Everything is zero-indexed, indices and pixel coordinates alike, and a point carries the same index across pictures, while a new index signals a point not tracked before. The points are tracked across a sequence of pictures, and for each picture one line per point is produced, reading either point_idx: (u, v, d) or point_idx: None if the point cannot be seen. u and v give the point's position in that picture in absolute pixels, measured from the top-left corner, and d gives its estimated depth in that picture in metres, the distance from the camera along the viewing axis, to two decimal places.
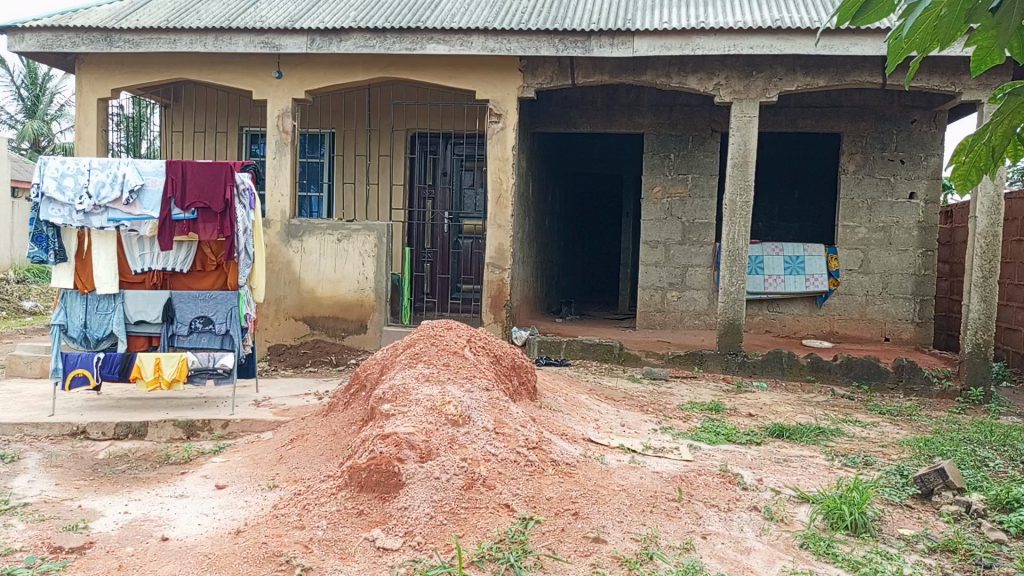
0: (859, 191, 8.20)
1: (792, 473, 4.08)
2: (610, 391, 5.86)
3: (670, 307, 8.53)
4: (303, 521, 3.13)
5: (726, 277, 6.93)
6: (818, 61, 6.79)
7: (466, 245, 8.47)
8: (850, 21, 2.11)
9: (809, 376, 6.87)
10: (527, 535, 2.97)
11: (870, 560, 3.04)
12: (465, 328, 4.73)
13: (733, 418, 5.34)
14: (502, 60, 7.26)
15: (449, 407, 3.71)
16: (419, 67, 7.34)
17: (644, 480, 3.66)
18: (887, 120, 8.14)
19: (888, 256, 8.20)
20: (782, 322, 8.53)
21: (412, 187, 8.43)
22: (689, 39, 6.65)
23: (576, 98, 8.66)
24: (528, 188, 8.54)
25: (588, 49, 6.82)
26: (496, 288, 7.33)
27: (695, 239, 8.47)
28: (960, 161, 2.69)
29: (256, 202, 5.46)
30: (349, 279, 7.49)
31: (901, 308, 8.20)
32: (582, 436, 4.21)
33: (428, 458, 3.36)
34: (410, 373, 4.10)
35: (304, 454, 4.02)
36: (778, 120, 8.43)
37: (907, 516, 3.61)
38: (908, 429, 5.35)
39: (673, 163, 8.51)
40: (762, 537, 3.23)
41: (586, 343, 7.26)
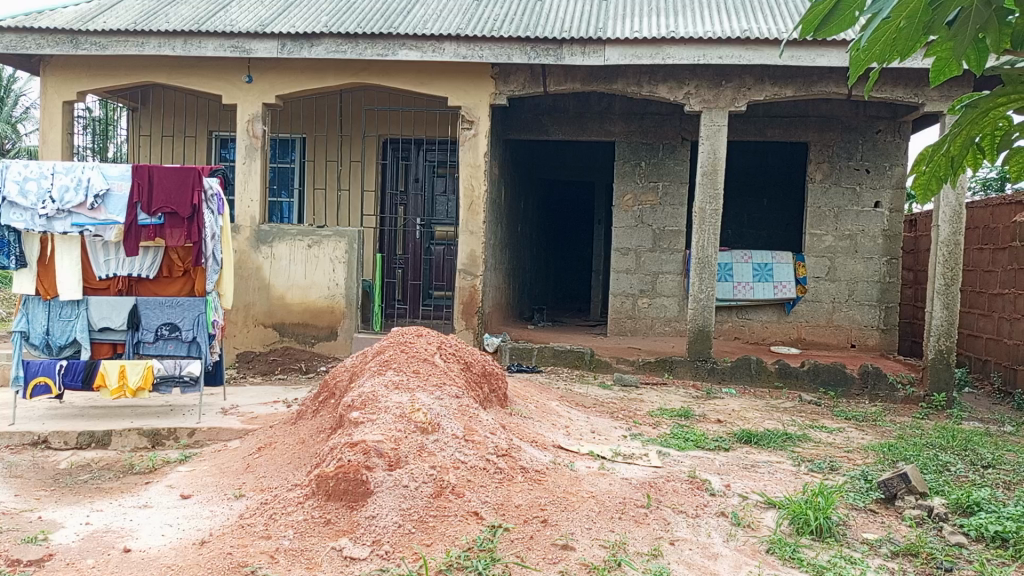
0: (826, 200, 8.33)
1: (759, 478, 4.13)
2: (580, 398, 5.89)
3: (641, 313, 8.59)
4: (270, 531, 3.10)
5: (695, 284, 6.99)
6: (786, 72, 6.90)
7: (438, 251, 8.46)
8: (813, 34, 2.16)
9: (777, 382, 6.95)
10: (496, 543, 2.96)
11: (835, 564, 3.07)
12: (435, 335, 4.71)
13: (702, 424, 5.39)
14: (474, 67, 7.28)
15: (418, 415, 3.70)
16: (391, 73, 7.33)
17: (612, 486, 3.67)
18: (853, 130, 8.28)
19: (855, 264, 8.33)
20: (750, 329, 8.62)
21: (383, 193, 8.40)
22: (659, 48, 6.72)
23: (548, 106, 8.70)
24: (500, 195, 8.55)
25: (559, 57, 6.84)
26: (468, 294, 7.32)
27: (665, 246, 8.54)
28: (920, 171, 2.74)
29: (225, 207, 5.40)
30: (319, 286, 7.44)
31: (867, 315, 8.33)
32: (552, 443, 4.21)
33: (396, 467, 3.34)
34: (379, 381, 4.08)
35: (272, 463, 3.98)
36: (747, 130, 8.54)
37: (871, 520, 3.67)
38: (872, 434, 5.43)
39: (644, 171, 8.58)
40: (730, 543, 3.25)
41: (558, 350, 7.28)
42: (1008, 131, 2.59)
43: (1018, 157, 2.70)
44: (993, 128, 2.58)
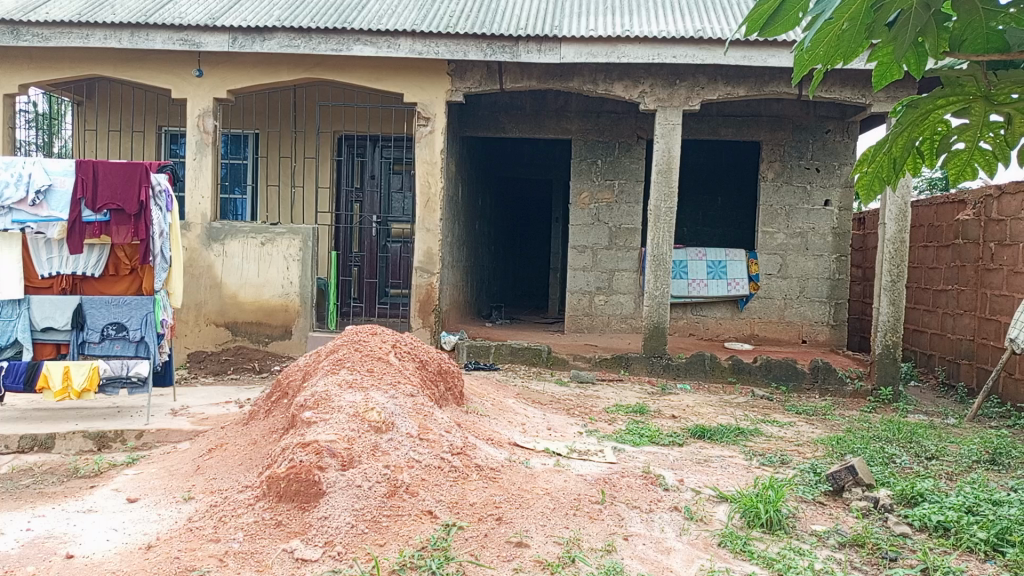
0: (778, 198, 8.48)
1: (712, 473, 4.18)
2: (537, 395, 5.90)
3: (597, 310, 8.65)
4: (219, 534, 3.04)
5: (650, 281, 7.06)
6: (738, 72, 6.99)
7: (395, 249, 8.41)
8: (759, 31, 2.17)
9: (731, 378, 7.06)
10: (449, 542, 2.95)
11: (784, 556, 3.13)
12: (390, 333, 4.67)
13: (657, 420, 5.44)
14: (430, 63, 7.24)
15: (372, 415, 3.66)
16: (346, 69, 7.24)
17: (567, 483, 3.69)
18: (803, 130, 8.45)
19: (805, 261, 8.50)
20: (704, 325, 8.74)
21: (339, 190, 8.30)
22: (615, 47, 6.76)
23: (505, 104, 8.70)
24: (457, 192, 8.52)
25: (515, 55, 6.84)
26: (424, 292, 7.28)
27: (621, 244, 8.60)
28: (863, 171, 2.77)
29: (174, 204, 5.25)
30: (273, 284, 7.32)
31: (818, 311, 8.51)
32: (508, 441, 4.21)
33: (349, 467, 3.31)
34: (332, 380, 4.03)
35: (222, 464, 3.91)
36: (701, 129, 8.65)
37: (819, 512, 3.74)
38: (822, 428, 5.55)
39: (600, 169, 8.63)
40: (683, 537, 3.28)
41: (515, 347, 7.29)
42: (946, 135, 2.64)
43: (957, 161, 2.77)
44: (933, 132, 2.63)
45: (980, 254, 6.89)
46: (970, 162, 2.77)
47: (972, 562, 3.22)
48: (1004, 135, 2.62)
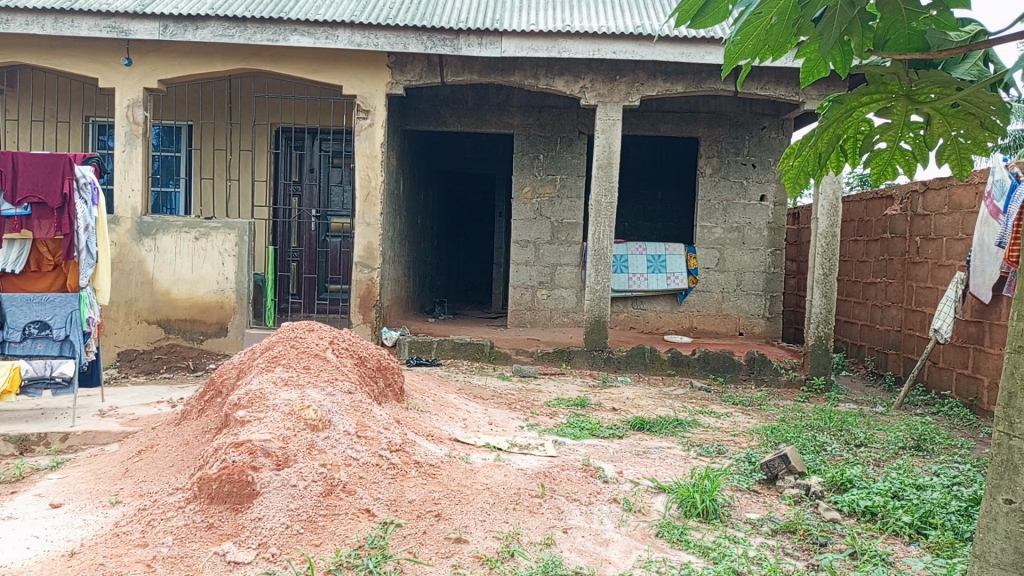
0: (715, 193, 8.62)
1: (650, 464, 4.23)
2: (478, 390, 5.89)
3: (540, 304, 8.68)
4: (147, 538, 2.94)
5: (591, 275, 7.11)
6: (677, 68, 7.09)
7: (335, 244, 8.30)
8: (689, 22, 2.08)
9: (670, 370, 7.18)
10: (387, 540, 2.92)
11: (719, 544, 3.18)
12: (328, 329, 4.60)
13: (598, 413, 5.49)
14: (370, 55, 7.14)
15: (308, 412, 3.60)
16: (283, 60, 7.09)
17: (507, 477, 3.69)
18: (740, 126, 8.62)
19: (742, 255, 8.67)
20: (644, 319, 8.87)
21: (276, 184, 8.13)
22: (555, 42, 6.77)
23: (446, 97, 8.61)
24: (398, 186, 8.44)
25: (456, 48, 6.80)
26: (365, 288, 7.20)
27: (563, 238, 8.65)
28: (789, 165, 2.71)
29: (101, 198, 5.06)
30: (207, 280, 7.14)
31: (754, 304, 8.71)
32: (448, 437, 4.18)
33: (284, 466, 3.24)
34: (267, 377, 3.95)
35: (152, 466, 3.79)
36: (641, 124, 8.74)
37: (753, 500, 3.83)
38: (757, 417, 5.68)
39: (542, 164, 8.66)
40: (621, 528, 3.32)
41: (457, 342, 7.26)
42: (869, 134, 2.61)
43: (879, 159, 2.76)
44: (856, 130, 2.59)
45: (907, 247, 7.13)
46: (892, 162, 2.77)
47: (898, 545, 3.33)
48: (924, 136, 2.61)
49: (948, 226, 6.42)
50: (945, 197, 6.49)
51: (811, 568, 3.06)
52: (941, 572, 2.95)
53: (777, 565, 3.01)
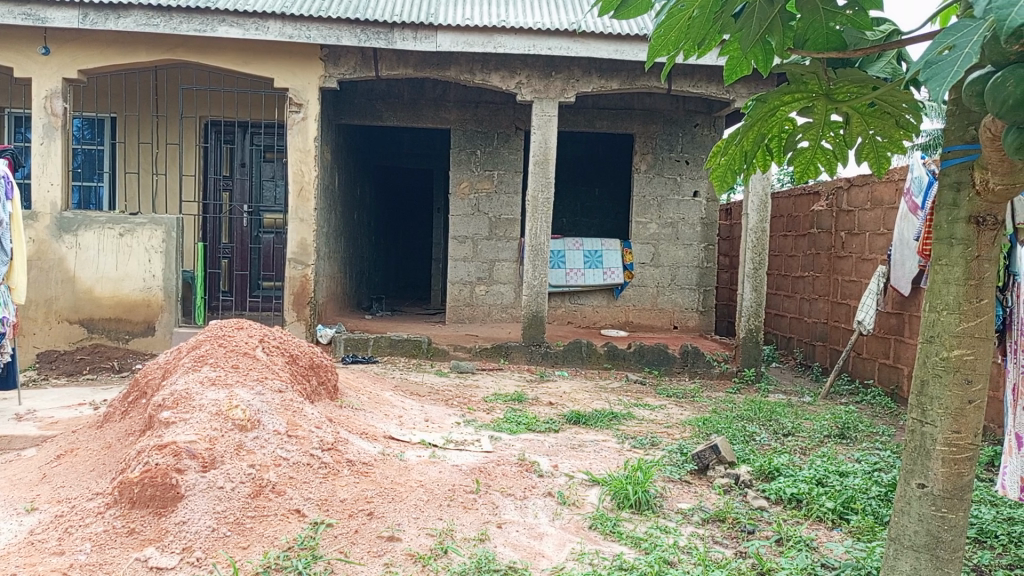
0: (650, 189, 8.75)
1: (585, 457, 4.27)
2: (415, 387, 5.85)
3: (478, 300, 8.67)
4: (63, 546, 2.82)
5: (529, 271, 7.13)
6: (612, 65, 7.13)
7: (267, 240, 8.13)
8: (613, 12, 2.10)
9: (606, 364, 7.28)
10: (318, 540, 2.87)
11: (650, 535, 3.23)
12: (258, 327, 4.50)
13: (534, 407, 5.52)
14: (302, 47, 7.00)
15: (236, 413, 3.51)
16: (211, 50, 6.89)
17: (442, 474, 3.67)
18: (673, 123, 8.76)
19: (676, 250, 8.83)
20: (582, 314, 8.94)
21: (205, 178, 7.93)
22: (491, 37, 6.75)
23: (382, 91, 8.51)
24: (333, 181, 8.31)
25: (390, 41, 6.72)
26: (298, 284, 7.07)
27: (501, 234, 8.66)
28: (716, 163, 2.74)
29: (14, 191, 4.83)
30: (133, 278, 6.90)
31: (688, 299, 8.88)
32: (382, 434, 4.14)
33: (210, 468, 3.16)
34: (193, 378, 3.83)
35: (71, 471, 3.64)
36: (577, 120, 8.81)
37: (685, 490, 3.90)
38: (690, 409, 5.79)
39: (479, 159, 8.65)
40: (555, 522, 3.34)
41: (394, 339, 7.22)
42: (793, 134, 2.66)
43: (801, 158, 2.82)
44: (780, 129, 2.63)
45: (833, 242, 7.36)
46: (813, 161, 2.83)
47: (821, 530, 3.44)
48: (844, 135, 2.67)
49: (870, 222, 6.65)
50: (868, 193, 6.72)
51: (738, 555, 3.13)
52: (861, 555, 3.05)
53: (705, 553, 3.07)
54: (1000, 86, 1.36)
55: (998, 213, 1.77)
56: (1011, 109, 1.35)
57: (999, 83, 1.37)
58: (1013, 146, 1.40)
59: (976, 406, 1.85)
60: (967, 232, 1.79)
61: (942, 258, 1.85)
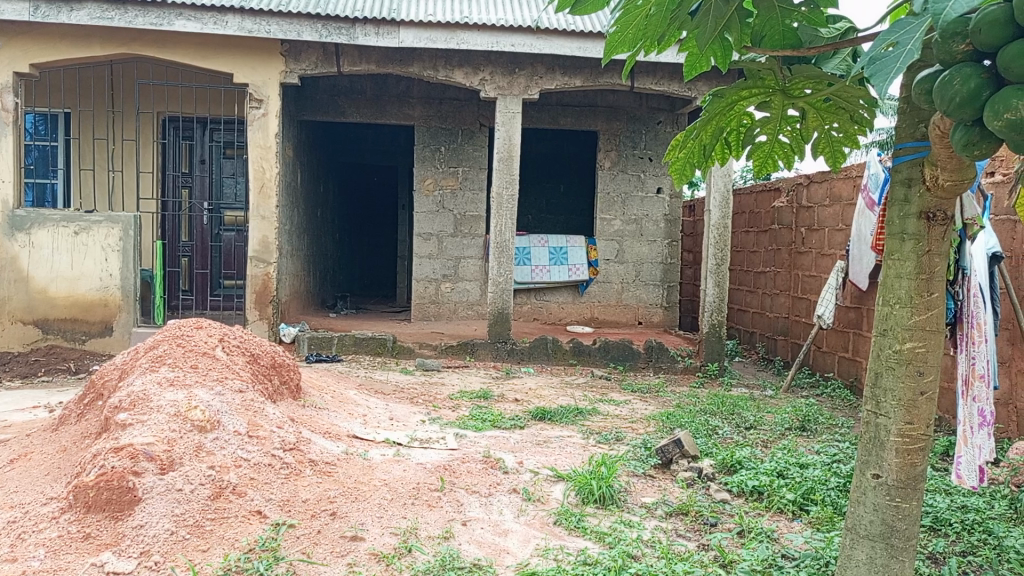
0: (614, 186, 8.80)
1: (550, 453, 4.29)
2: (379, 385, 5.82)
3: (444, 298, 8.64)
4: (15, 552, 2.75)
5: (494, 268, 7.12)
6: (575, 62, 7.15)
7: (228, 238, 8.01)
8: (571, 9, 2.10)
9: (572, 360, 7.32)
10: (279, 541, 2.84)
11: (614, 529, 3.25)
12: (218, 326, 4.43)
13: (500, 404, 5.52)
14: (262, 42, 6.91)
15: (196, 413, 3.45)
16: (168, 45, 6.76)
17: (406, 472, 3.66)
18: (637, 120, 8.82)
19: (640, 246, 8.89)
20: (547, 310, 8.97)
21: (164, 175, 7.79)
22: (454, 33, 6.72)
23: (345, 87, 8.43)
24: (295, 179, 8.22)
25: (352, 37, 6.67)
26: (260, 283, 6.98)
27: (466, 231, 8.65)
28: (675, 157, 2.77)
29: None
30: (89, 277, 6.75)
31: (652, 294, 8.96)
32: (346, 433, 4.11)
33: (169, 470, 3.11)
34: (151, 379, 3.76)
35: (25, 475, 3.55)
36: (541, 117, 8.83)
37: (649, 485, 3.93)
38: (655, 404, 5.85)
39: (443, 156, 8.62)
40: (520, 518, 3.34)
41: (358, 337, 7.17)
42: (750, 129, 2.69)
43: (759, 152, 2.85)
44: (738, 124, 2.66)
45: (793, 238, 7.47)
46: (771, 154, 2.86)
47: (782, 522, 3.49)
48: (800, 129, 2.71)
49: (829, 218, 6.77)
50: (827, 190, 6.84)
51: (701, 547, 3.16)
52: (820, 545, 3.11)
53: (668, 546, 3.10)
54: (947, 83, 1.32)
55: (947, 208, 1.80)
56: (958, 106, 1.31)
57: (948, 81, 1.32)
58: (960, 145, 1.35)
59: (928, 397, 1.88)
60: (918, 227, 1.83)
61: (894, 253, 1.89)
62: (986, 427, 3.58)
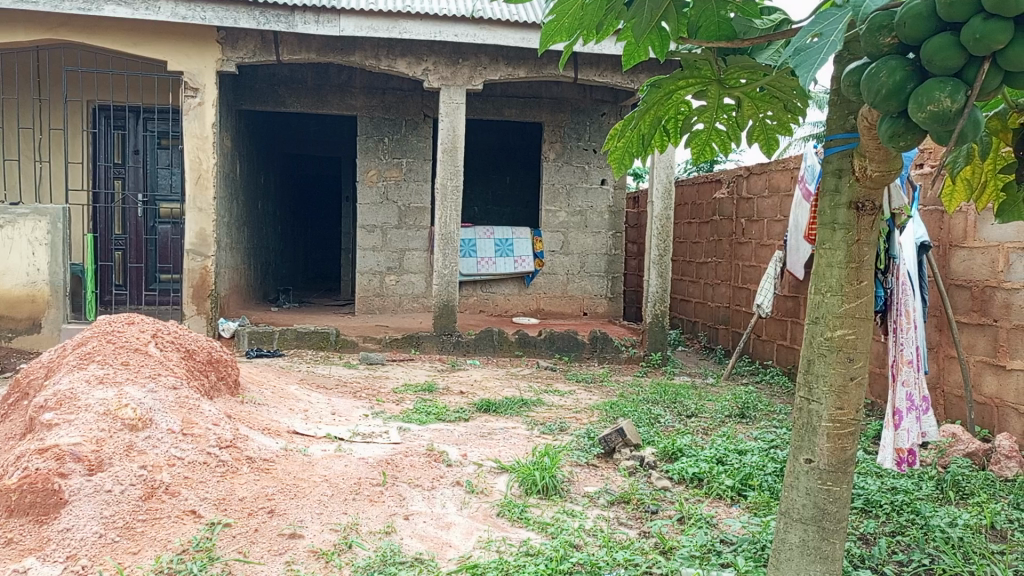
0: (559, 177, 8.82)
1: (494, 445, 4.28)
2: (322, 379, 5.74)
3: (389, 291, 8.56)
4: None
5: (439, 260, 7.08)
6: (518, 53, 7.13)
7: (164, 230, 7.80)
8: None
9: (517, 351, 7.34)
10: (215, 541, 2.77)
11: (557, 519, 3.26)
12: (151, 321, 4.30)
13: (445, 396, 5.50)
14: (197, 29, 6.71)
15: (126, 412, 3.35)
16: (97, 30, 6.53)
17: (348, 467, 3.61)
18: (581, 112, 8.86)
19: (585, 238, 8.95)
20: (493, 302, 8.97)
21: (95, 166, 7.53)
22: (395, 22, 6.63)
23: (284, 76, 8.25)
24: (233, 170, 8.03)
25: (291, 25, 6.53)
26: (198, 277, 6.81)
27: (411, 223, 8.59)
28: (614, 146, 2.78)
29: None
30: (16, 272, 6.51)
31: (597, 285, 9.03)
32: (286, 429, 4.04)
33: (97, 471, 3.01)
34: (79, 377, 3.63)
35: None
36: (485, 109, 8.80)
37: (592, 474, 3.96)
38: (599, 394, 5.90)
39: (387, 147, 8.52)
40: (463, 511, 3.32)
41: (300, 332, 7.06)
42: (688, 116, 2.70)
43: (697, 140, 2.87)
44: (676, 112, 2.67)
45: (733, 229, 7.61)
46: (709, 142, 2.89)
47: (721, 507, 3.56)
48: (736, 117, 2.73)
49: (768, 209, 6.90)
50: (765, 181, 6.97)
51: (642, 535, 3.20)
52: (757, 529, 3.18)
53: (610, 535, 3.13)
54: (874, 75, 1.28)
55: (876, 198, 1.80)
56: (885, 99, 1.27)
57: (874, 73, 1.29)
58: (886, 136, 1.32)
59: (857, 382, 1.90)
60: (848, 216, 1.83)
61: (826, 242, 1.89)
62: (913, 413, 3.66)
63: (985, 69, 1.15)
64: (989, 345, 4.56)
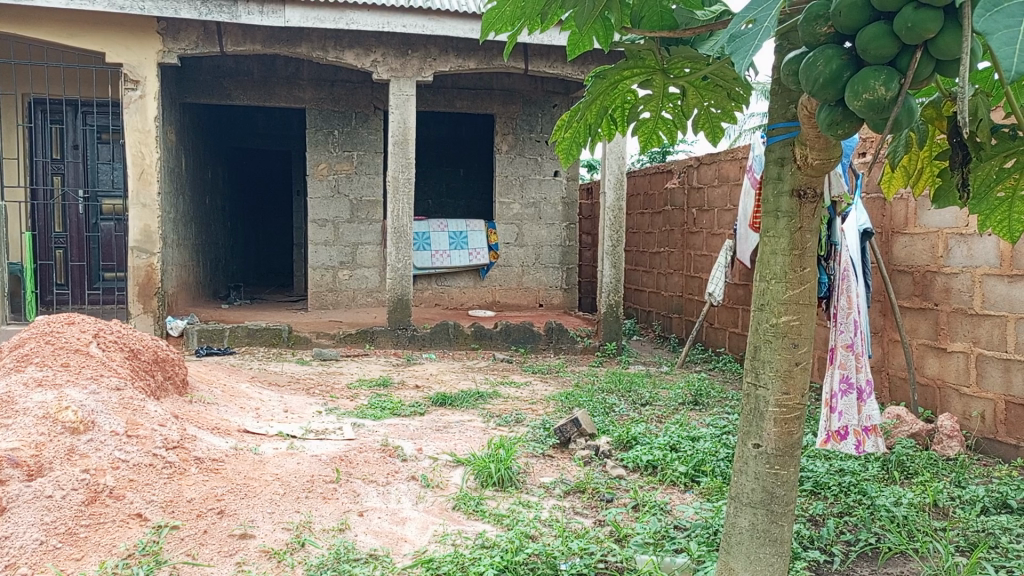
0: (512, 169, 8.80)
1: (450, 438, 4.27)
2: (274, 376, 5.65)
3: (342, 286, 8.47)
4: None
5: (392, 254, 7.00)
6: (468, 44, 7.09)
7: (107, 227, 7.59)
8: None
9: (473, 344, 7.34)
10: (161, 544, 2.70)
11: (512, 511, 3.26)
12: (93, 321, 4.18)
13: (400, 391, 5.46)
14: (135, 19, 6.53)
15: (67, 414, 3.25)
16: (30, 21, 6.30)
17: (301, 465, 3.56)
18: (532, 103, 8.86)
19: (539, 229, 8.97)
20: (449, 295, 8.93)
21: (32, 162, 7.31)
22: (342, 13, 6.52)
23: (229, 68, 8.06)
24: (178, 164, 7.85)
25: (235, 16, 6.40)
26: (144, 274, 6.65)
27: (363, 216, 8.50)
28: (561, 138, 2.77)
29: None
30: None
31: (552, 277, 9.08)
32: (237, 428, 3.97)
33: (37, 476, 2.92)
34: (16, 380, 3.53)
35: None
36: (437, 101, 8.74)
37: (547, 465, 3.97)
38: (554, 384, 5.93)
39: (337, 140, 8.41)
40: (418, 505, 3.30)
41: (252, 329, 6.95)
42: (634, 105, 2.71)
43: (645, 129, 2.88)
44: (622, 101, 2.67)
45: (685, 219, 7.71)
46: (655, 130, 2.90)
47: (675, 494, 3.60)
48: (681, 106, 2.75)
49: (718, 198, 6.99)
50: (715, 171, 7.06)
51: (597, 523, 3.22)
52: (708, 514, 3.23)
53: (566, 525, 3.14)
54: (811, 65, 1.29)
55: (817, 185, 1.76)
56: (823, 87, 1.27)
57: (811, 62, 1.29)
58: (825, 125, 1.32)
59: (803, 367, 1.86)
60: (791, 204, 1.79)
61: (769, 230, 1.84)
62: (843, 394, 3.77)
63: (917, 58, 1.13)
64: (931, 328, 4.68)
